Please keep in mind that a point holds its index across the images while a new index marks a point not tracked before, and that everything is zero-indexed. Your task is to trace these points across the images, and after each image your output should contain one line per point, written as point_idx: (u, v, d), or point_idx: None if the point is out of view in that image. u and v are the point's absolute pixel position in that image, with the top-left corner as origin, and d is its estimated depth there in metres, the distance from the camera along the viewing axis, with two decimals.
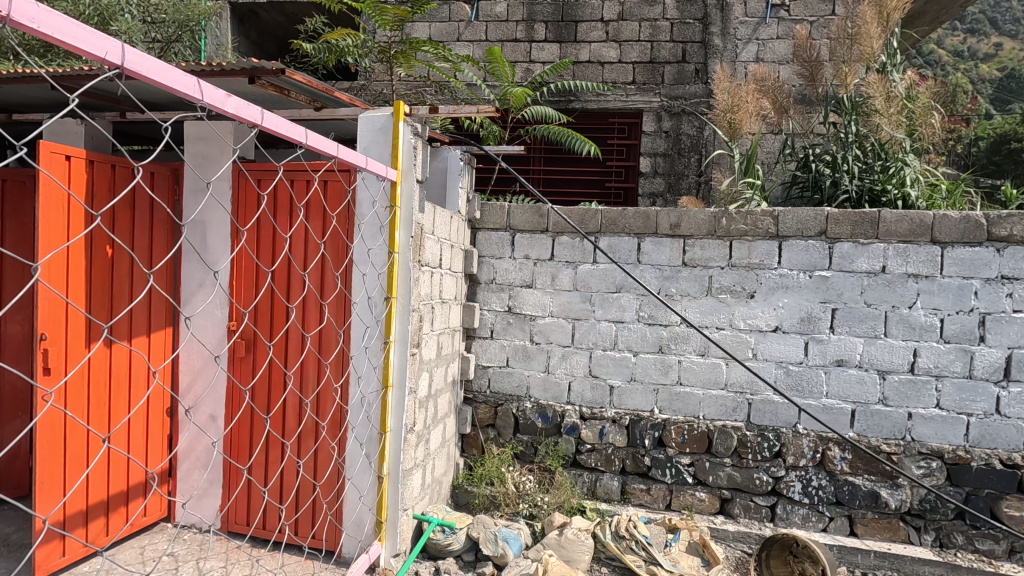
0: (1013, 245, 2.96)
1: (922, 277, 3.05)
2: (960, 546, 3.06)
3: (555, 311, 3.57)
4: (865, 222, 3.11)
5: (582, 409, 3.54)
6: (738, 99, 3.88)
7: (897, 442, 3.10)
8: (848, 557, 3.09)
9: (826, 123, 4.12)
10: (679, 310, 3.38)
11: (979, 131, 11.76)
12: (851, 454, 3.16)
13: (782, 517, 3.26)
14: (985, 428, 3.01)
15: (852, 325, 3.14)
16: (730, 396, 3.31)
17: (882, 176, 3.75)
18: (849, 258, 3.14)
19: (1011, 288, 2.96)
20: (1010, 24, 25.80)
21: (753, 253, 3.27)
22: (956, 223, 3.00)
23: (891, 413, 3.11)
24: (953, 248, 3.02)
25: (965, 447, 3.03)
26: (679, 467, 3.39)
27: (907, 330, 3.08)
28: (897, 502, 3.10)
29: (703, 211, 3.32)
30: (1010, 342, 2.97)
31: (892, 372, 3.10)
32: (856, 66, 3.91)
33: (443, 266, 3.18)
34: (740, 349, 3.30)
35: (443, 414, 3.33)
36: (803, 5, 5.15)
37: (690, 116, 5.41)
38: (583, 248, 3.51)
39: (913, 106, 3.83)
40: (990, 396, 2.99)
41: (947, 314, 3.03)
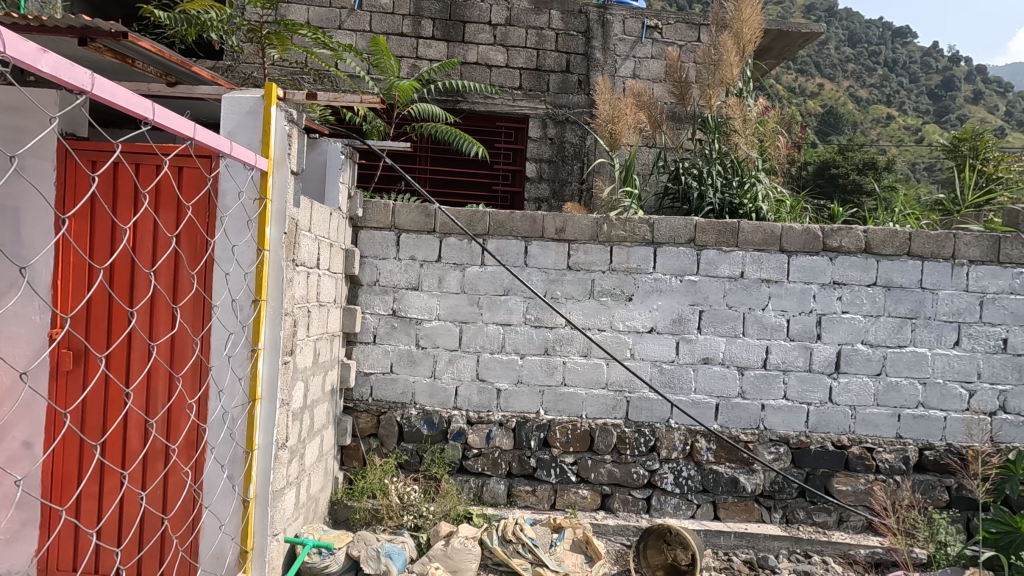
0: (842, 255, 3.36)
1: (773, 283, 3.40)
2: (802, 521, 3.42)
3: (441, 314, 3.47)
4: (727, 232, 3.39)
5: (469, 414, 3.48)
6: (617, 111, 4.10)
7: (752, 431, 3.42)
8: (713, 540, 3.35)
9: (693, 140, 4.47)
10: (564, 312, 3.45)
11: (807, 158, 13.64)
12: (715, 445, 3.42)
13: (657, 508, 3.45)
14: (821, 414, 3.39)
15: (716, 325, 3.42)
16: (610, 394, 3.44)
17: (739, 191, 4.14)
18: (713, 264, 3.41)
19: (840, 293, 3.36)
20: (829, 70, 30.41)
21: (632, 258, 3.43)
22: (799, 235, 3.37)
23: (747, 405, 3.41)
24: (796, 256, 3.38)
25: (805, 433, 3.40)
26: (563, 466, 3.45)
27: (760, 330, 3.40)
28: (752, 486, 3.41)
29: (587, 217, 3.42)
30: (839, 339, 3.37)
31: (749, 368, 3.41)
32: (718, 89, 4.24)
33: (321, 267, 2.94)
34: (619, 350, 3.44)
35: (320, 426, 3.09)
36: (673, 29, 5.56)
37: (573, 125, 5.61)
38: (470, 250, 3.45)
39: (763, 129, 4.28)
40: (824, 386, 3.38)
41: (792, 314, 3.39)
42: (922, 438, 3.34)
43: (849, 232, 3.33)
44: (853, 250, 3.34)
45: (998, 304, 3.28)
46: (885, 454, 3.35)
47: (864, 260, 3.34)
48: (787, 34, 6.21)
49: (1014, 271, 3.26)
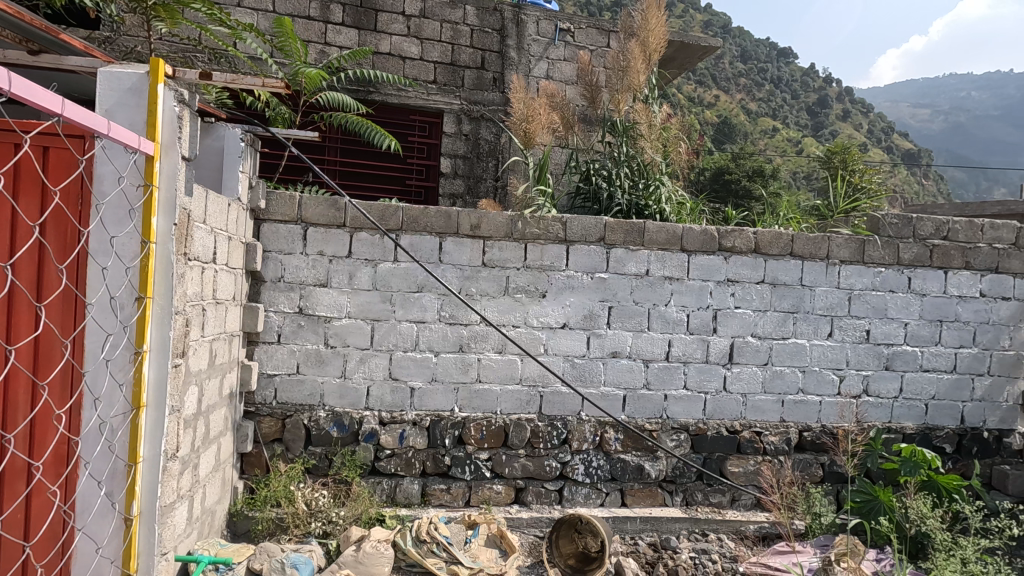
0: (735, 255, 3.63)
1: (675, 280, 3.60)
2: (700, 502, 3.66)
3: (352, 312, 3.34)
4: (633, 231, 3.55)
5: (381, 414, 3.38)
6: (531, 110, 4.15)
7: (656, 420, 3.61)
8: (620, 526, 3.49)
9: (603, 142, 4.63)
10: (479, 309, 3.44)
11: (705, 163, 14.66)
12: (623, 435, 3.58)
13: (568, 498, 3.55)
14: (717, 402, 3.65)
15: (624, 320, 3.57)
16: (524, 389, 3.49)
17: (645, 193, 4.35)
18: (622, 262, 3.55)
19: (733, 290, 3.63)
20: (724, 83, 32.84)
21: (545, 255, 3.49)
22: (698, 235, 3.59)
23: (652, 395, 3.60)
24: (695, 255, 3.60)
25: (703, 420, 3.64)
26: (477, 463, 3.46)
27: (663, 325, 3.59)
28: (656, 472, 3.60)
29: (501, 214, 3.44)
30: (732, 332, 3.63)
31: (653, 360, 3.60)
32: (626, 94, 4.44)
33: (217, 262, 2.73)
34: (533, 346, 3.49)
35: (217, 433, 2.87)
36: (585, 34, 5.73)
37: (488, 122, 5.62)
38: (383, 246, 3.35)
39: (667, 135, 4.52)
40: (719, 376, 3.64)
41: (692, 310, 3.61)
42: (801, 421, 3.69)
43: (741, 233, 3.60)
44: (744, 250, 3.62)
45: (864, 300, 3.68)
46: (771, 436, 3.67)
47: (754, 259, 3.64)
48: (688, 46, 6.61)
49: (877, 270, 3.67)
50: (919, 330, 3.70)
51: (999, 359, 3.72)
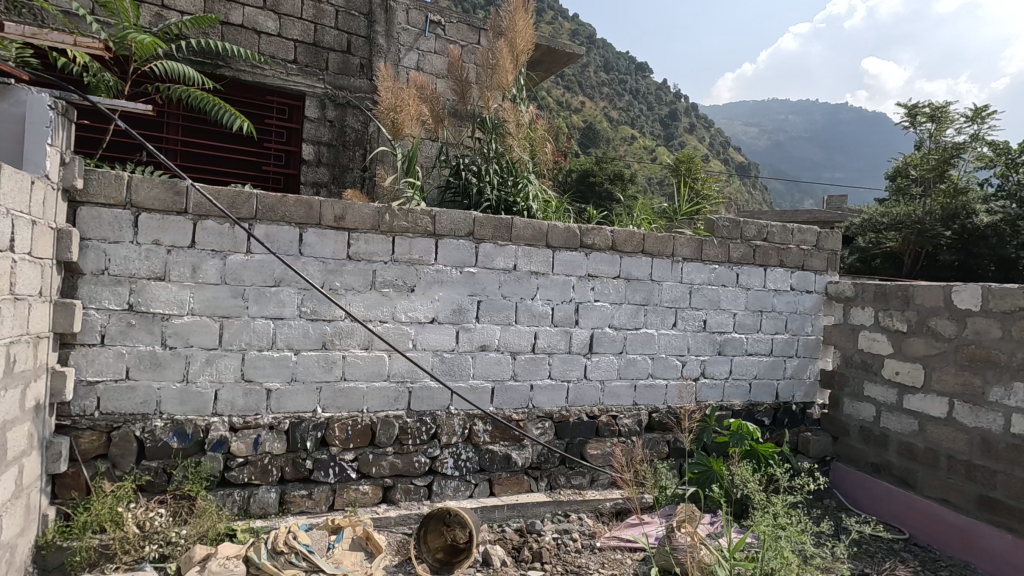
0: (595, 251, 3.86)
1: (540, 275, 3.74)
2: (563, 485, 3.86)
3: (196, 308, 3.01)
4: (501, 227, 3.62)
5: (232, 420, 3.10)
6: (400, 100, 4.04)
7: (523, 409, 3.74)
8: (488, 515, 3.56)
9: (473, 138, 4.67)
10: (343, 304, 3.29)
11: (572, 165, 15.51)
12: (491, 426, 3.65)
13: (437, 493, 3.54)
14: (578, 390, 3.87)
15: (492, 314, 3.63)
16: (392, 386, 3.41)
17: (513, 190, 4.45)
18: (490, 257, 3.60)
19: (593, 284, 3.86)
20: (590, 90, 34.91)
21: (413, 249, 3.43)
22: (562, 232, 3.76)
23: (519, 386, 3.71)
24: (559, 251, 3.76)
25: (566, 408, 3.84)
26: (342, 464, 3.31)
27: (530, 318, 3.72)
28: (523, 460, 3.73)
29: (367, 206, 3.30)
30: (592, 323, 3.87)
31: (520, 352, 3.71)
32: (495, 92, 4.52)
33: (17, 250, 2.30)
34: (401, 341, 3.42)
35: (18, 453, 2.43)
36: (455, 28, 5.76)
37: (354, 110, 5.41)
38: (233, 236, 3.06)
39: (534, 134, 4.68)
40: (580, 365, 3.85)
41: (556, 303, 3.78)
42: (650, 403, 4.05)
43: (600, 232, 3.84)
44: (603, 247, 3.86)
45: (702, 293, 4.13)
46: (625, 419, 3.98)
47: (611, 256, 3.90)
48: (554, 51, 6.92)
49: (713, 266, 4.14)
50: (745, 319, 4.24)
51: (804, 343, 4.38)
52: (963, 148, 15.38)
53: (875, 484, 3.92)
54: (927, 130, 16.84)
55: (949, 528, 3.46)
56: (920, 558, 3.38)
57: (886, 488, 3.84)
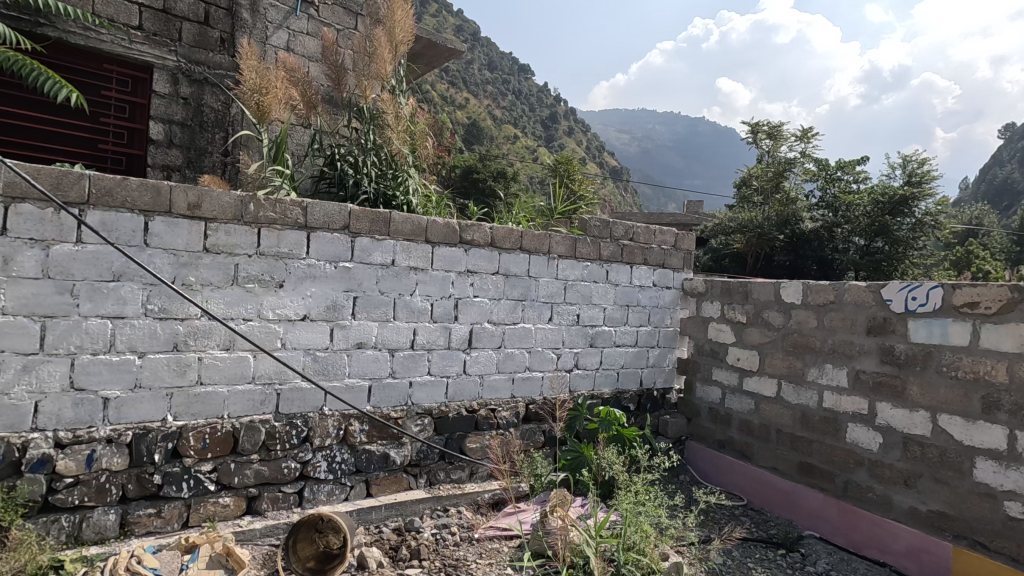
0: (474, 247, 3.89)
1: (419, 270, 3.68)
2: (442, 480, 3.87)
3: (9, 307, 2.57)
4: (379, 221, 3.51)
5: (58, 435, 2.69)
6: (266, 82, 3.74)
7: (401, 407, 3.67)
8: (364, 517, 3.45)
9: (349, 128, 4.48)
10: (199, 301, 2.99)
11: (456, 161, 15.57)
12: (368, 426, 3.54)
13: (309, 499, 3.37)
14: (458, 385, 3.88)
15: (369, 310, 3.51)
16: (257, 389, 3.17)
17: (392, 183, 4.32)
18: (366, 251, 3.48)
19: (473, 280, 3.89)
20: (474, 87, 35.18)
21: (282, 242, 3.20)
22: (442, 228, 3.73)
23: (397, 383, 3.64)
24: (439, 247, 3.74)
25: (445, 403, 3.84)
26: (198, 477, 3.02)
27: (409, 314, 3.65)
28: (401, 458, 3.67)
29: (228, 194, 3.04)
30: (471, 319, 3.90)
31: (399, 349, 3.63)
32: (374, 82, 4.34)
33: None
34: (268, 341, 3.19)
35: None
36: (330, 10, 5.43)
37: (213, 88, 4.98)
38: (59, 224, 2.66)
39: (415, 128, 4.60)
40: (459, 360, 3.87)
41: (436, 299, 3.75)
42: (527, 395, 4.19)
43: (479, 228, 3.88)
44: (482, 244, 3.90)
45: (575, 288, 4.35)
46: (503, 412, 4.08)
47: (490, 252, 3.95)
48: (436, 45, 6.85)
49: (585, 264, 4.38)
50: (614, 313, 4.54)
51: (664, 334, 4.80)
52: (793, 163, 17.82)
53: (720, 458, 4.41)
54: (766, 147, 19.25)
55: (777, 492, 3.96)
56: (754, 520, 3.86)
57: (728, 461, 4.33)
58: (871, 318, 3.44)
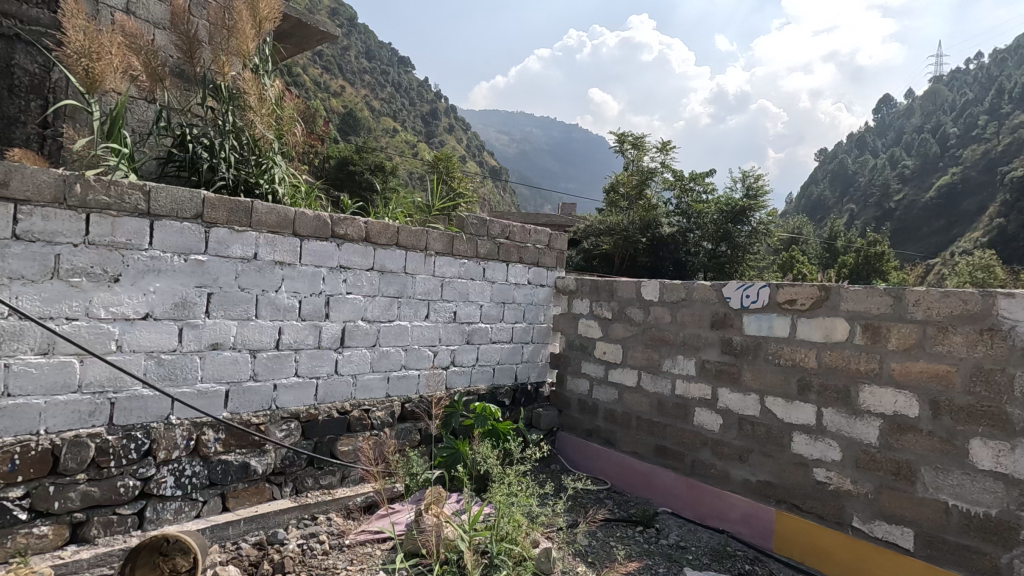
0: (347, 242, 3.72)
1: (286, 265, 3.43)
2: (311, 487, 3.65)
3: None
4: (239, 210, 3.22)
5: None
6: (97, 45, 3.25)
7: (264, 412, 3.40)
8: (219, 534, 3.15)
9: (204, 106, 4.05)
10: (7, 297, 2.53)
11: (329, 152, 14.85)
12: (224, 434, 3.23)
13: (152, 519, 3.00)
14: (328, 386, 3.69)
15: (227, 308, 3.20)
16: (85, 399, 2.75)
17: (255, 170, 3.98)
18: (224, 243, 3.17)
19: (345, 276, 3.72)
20: (350, 75, 33.71)
21: (116, 231, 2.81)
22: (311, 220, 3.52)
23: (259, 387, 3.37)
24: (308, 241, 3.52)
25: (314, 406, 3.63)
26: (5, 505, 2.56)
27: (273, 312, 3.39)
28: (263, 467, 3.41)
29: (47, 172, 2.60)
30: (344, 316, 3.73)
31: (261, 350, 3.36)
32: (233, 59, 3.98)
33: None
34: (99, 343, 2.78)
35: None
36: None
37: (27, 47, 4.30)
38: None
39: (281, 113, 4.29)
40: (330, 360, 3.68)
41: (304, 296, 3.52)
42: (403, 394, 4.11)
43: (353, 223, 3.71)
44: (355, 238, 3.75)
45: (453, 286, 4.35)
46: (378, 412, 3.96)
47: (364, 247, 3.81)
48: (307, 26, 6.45)
49: (462, 261, 4.40)
50: (490, 310, 4.62)
51: (538, 330, 4.99)
52: (653, 173, 19.47)
53: (587, 446, 4.69)
54: (631, 156, 20.78)
55: (636, 474, 4.29)
56: (616, 502, 4.15)
57: (595, 448, 4.62)
58: (714, 313, 3.87)
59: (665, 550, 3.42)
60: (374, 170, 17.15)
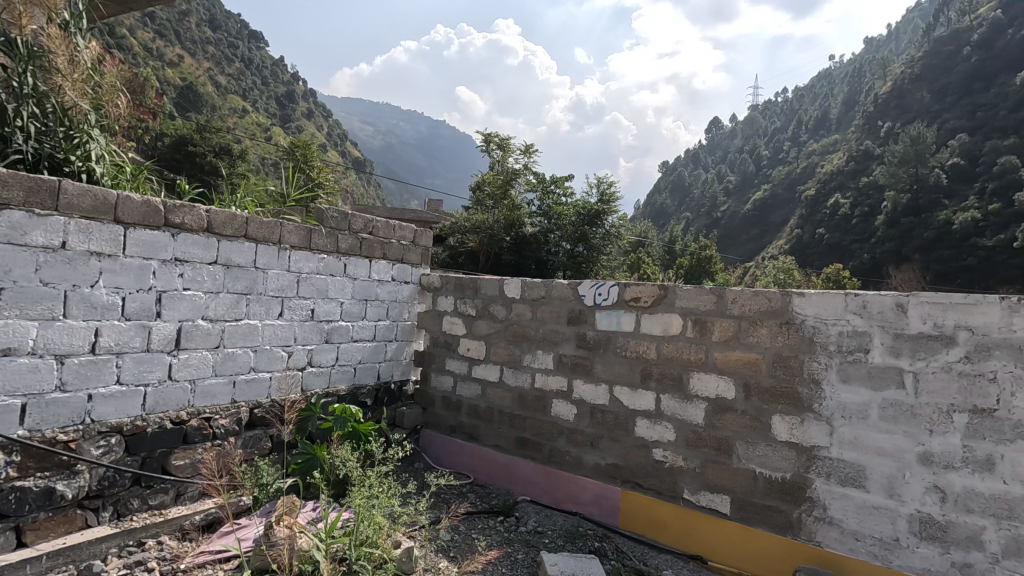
0: (184, 232, 3.32)
1: (105, 256, 2.96)
2: (136, 509, 3.20)
3: None
4: (41, 190, 2.72)
5: None
6: None
7: (75, 428, 2.90)
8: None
9: None
10: None
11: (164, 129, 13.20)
12: (20, 456, 2.70)
13: None
14: (159, 394, 3.26)
15: (23, 306, 2.68)
16: None
17: (65, 144, 3.38)
18: (20, 229, 2.65)
19: (182, 269, 3.32)
20: (189, 44, 30.11)
21: None
22: (138, 206, 3.09)
23: (68, 398, 2.87)
24: (134, 230, 3.08)
25: (142, 417, 3.19)
26: None
27: (87, 310, 2.90)
28: (74, 491, 2.90)
29: None
30: (179, 316, 3.32)
31: (71, 355, 2.86)
32: (34, 9, 3.35)
33: None
34: None
35: None
36: None
37: None
38: None
39: (99, 80, 3.70)
40: (163, 364, 3.26)
41: (128, 292, 3.07)
42: (252, 399, 3.78)
43: (191, 210, 3.33)
44: (194, 228, 3.36)
45: (310, 282, 4.10)
46: (221, 420, 3.60)
47: (205, 238, 3.43)
48: None
49: (321, 256, 4.17)
50: (351, 308, 4.44)
51: (401, 328, 4.92)
52: (517, 174, 20.12)
53: (451, 442, 4.73)
54: (496, 156, 21.31)
55: (497, 466, 4.43)
56: (478, 494, 4.24)
57: (458, 443, 4.67)
58: (571, 310, 4.12)
59: (524, 537, 3.58)
60: (219, 153, 15.61)
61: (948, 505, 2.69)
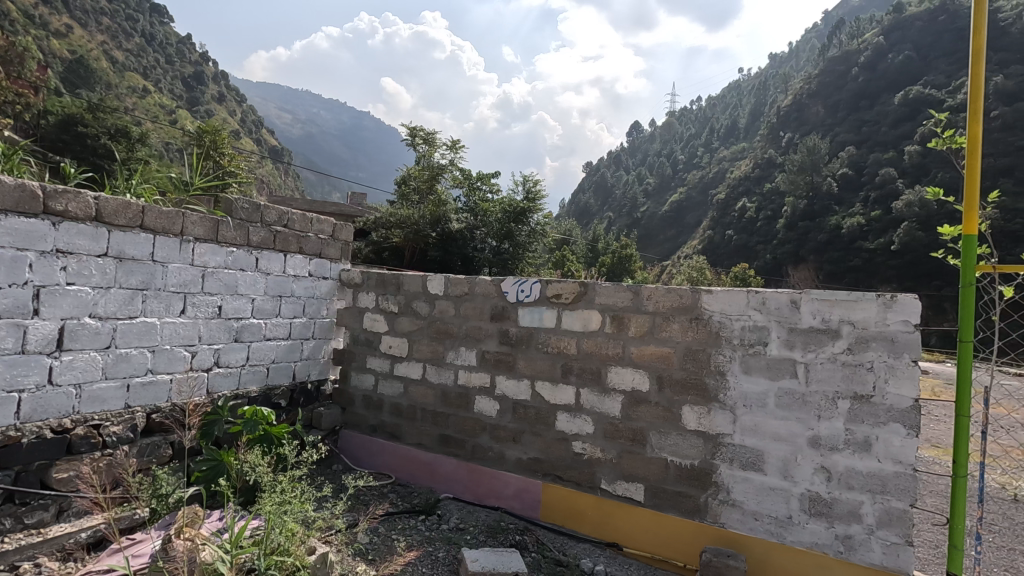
0: (67, 221, 2.99)
1: None
2: (8, 530, 2.85)
3: None
4: None
5: None
6: None
7: None
8: None
9: None
10: None
11: None
12: None
13: None
14: (37, 401, 2.92)
15: None
16: None
17: None
18: None
19: (65, 262, 2.99)
20: (79, 14, 27.32)
21: None
22: (10, 191, 2.74)
23: None
24: (6, 217, 2.74)
25: (15, 426, 2.84)
26: None
27: None
28: None
29: None
30: (62, 313, 2.99)
31: None
32: None
33: None
34: None
35: None
36: None
37: None
38: None
39: None
40: (42, 368, 2.92)
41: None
42: (149, 403, 3.49)
43: (76, 197, 3.01)
44: (80, 216, 3.04)
45: (217, 277, 3.84)
46: (113, 427, 3.29)
47: (94, 228, 3.11)
48: None
49: (229, 249, 3.92)
50: (263, 304, 4.21)
51: (319, 325, 4.74)
52: (443, 170, 19.95)
53: (372, 442, 4.61)
54: (421, 151, 21.03)
55: (419, 465, 4.37)
56: (399, 494, 4.16)
57: (379, 443, 4.56)
58: (494, 307, 4.13)
59: (445, 535, 3.56)
60: (114, 135, 14.30)
61: (832, 483, 2.96)
